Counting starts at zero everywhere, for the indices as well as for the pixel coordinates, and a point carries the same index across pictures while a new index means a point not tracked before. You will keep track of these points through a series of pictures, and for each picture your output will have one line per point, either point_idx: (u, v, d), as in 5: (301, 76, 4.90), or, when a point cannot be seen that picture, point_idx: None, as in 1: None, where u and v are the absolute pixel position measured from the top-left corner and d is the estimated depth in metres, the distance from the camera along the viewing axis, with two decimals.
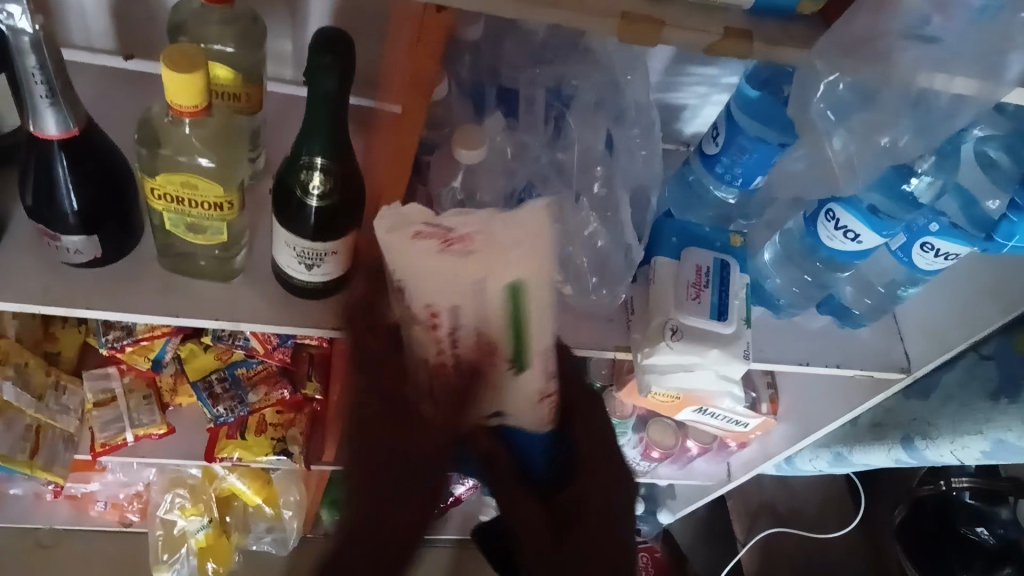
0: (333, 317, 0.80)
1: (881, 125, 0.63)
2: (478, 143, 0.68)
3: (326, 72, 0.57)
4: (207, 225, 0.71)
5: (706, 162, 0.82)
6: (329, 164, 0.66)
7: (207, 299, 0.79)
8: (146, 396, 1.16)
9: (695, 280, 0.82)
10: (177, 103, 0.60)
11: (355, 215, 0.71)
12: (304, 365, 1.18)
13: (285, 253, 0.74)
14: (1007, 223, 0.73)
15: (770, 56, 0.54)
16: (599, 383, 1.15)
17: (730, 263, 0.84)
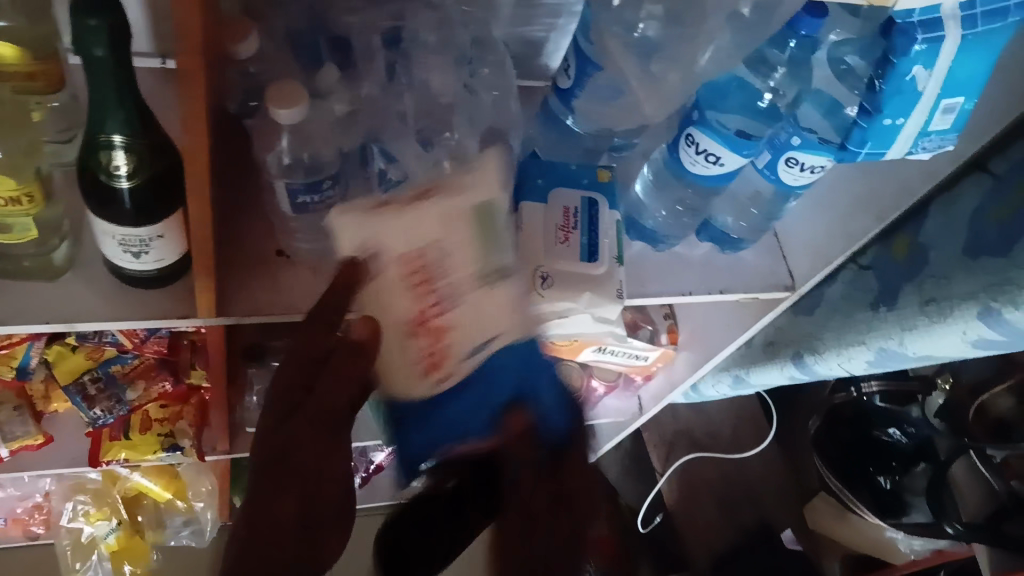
0: (178, 305, 0.74)
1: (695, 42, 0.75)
2: (296, 101, 0.62)
3: (94, 38, 0.50)
4: (12, 223, 0.64)
5: (561, 97, 0.77)
6: (130, 141, 0.60)
7: (35, 301, 0.72)
8: (16, 407, 1.09)
9: (564, 223, 0.78)
10: None
11: (177, 192, 0.65)
12: (186, 355, 1.11)
13: (108, 243, 0.67)
14: (859, 130, 0.68)
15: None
16: None
17: (598, 201, 0.80)
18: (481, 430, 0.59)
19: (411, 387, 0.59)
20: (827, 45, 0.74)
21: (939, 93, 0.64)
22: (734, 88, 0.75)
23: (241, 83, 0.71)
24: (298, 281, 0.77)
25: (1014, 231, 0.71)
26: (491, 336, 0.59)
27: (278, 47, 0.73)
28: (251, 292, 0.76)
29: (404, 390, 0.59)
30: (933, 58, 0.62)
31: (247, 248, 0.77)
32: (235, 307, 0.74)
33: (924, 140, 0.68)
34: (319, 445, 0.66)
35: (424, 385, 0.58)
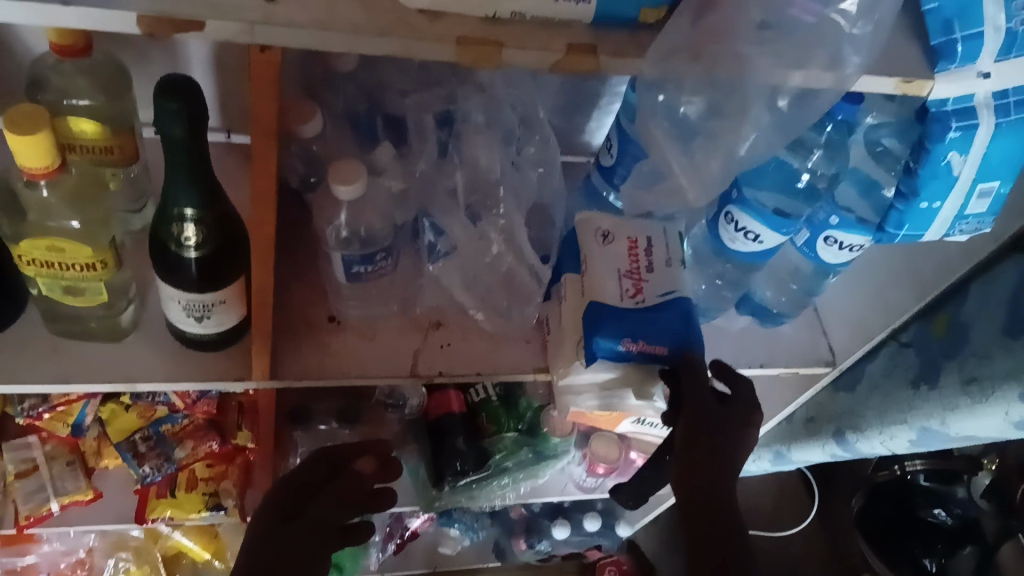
0: (235, 368, 0.77)
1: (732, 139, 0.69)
2: (355, 178, 0.65)
3: (172, 121, 0.54)
4: (84, 287, 0.68)
5: (604, 175, 0.82)
6: (200, 214, 0.64)
7: (97, 362, 0.76)
8: (70, 462, 1.14)
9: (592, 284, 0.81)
10: (26, 165, 0.58)
11: (238, 263, 0.69)
12: (233, 415, 1.16)
13: (172, 307, 0.71)
14: (896, 212, 0.70)
15: (634, 69, 0.51)
16: (537, 402, 1.18)
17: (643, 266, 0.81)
18: (658, 338, 0.74)
19: (622, 298, 0.75)
20: (864, 127, 0.76)
21: (975, 177, 0.66)
22: (773, 170, 0.77)
23: (301, 158, 0.75)
24: (347, 346, 0.80)
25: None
26: (671, 292, 0.76)
27: (338, 127, 0.77)
28: (300, 355, 0.79)
29: (614, 303, 0.75)
30: (967, 145, 0.64)
31: (300, 314, 0.81)
32: (287, 370, 0.78)
33: (962, 223, 0.70)
34: (312, 545, 0.80)
35: (629, 298, 0.75)
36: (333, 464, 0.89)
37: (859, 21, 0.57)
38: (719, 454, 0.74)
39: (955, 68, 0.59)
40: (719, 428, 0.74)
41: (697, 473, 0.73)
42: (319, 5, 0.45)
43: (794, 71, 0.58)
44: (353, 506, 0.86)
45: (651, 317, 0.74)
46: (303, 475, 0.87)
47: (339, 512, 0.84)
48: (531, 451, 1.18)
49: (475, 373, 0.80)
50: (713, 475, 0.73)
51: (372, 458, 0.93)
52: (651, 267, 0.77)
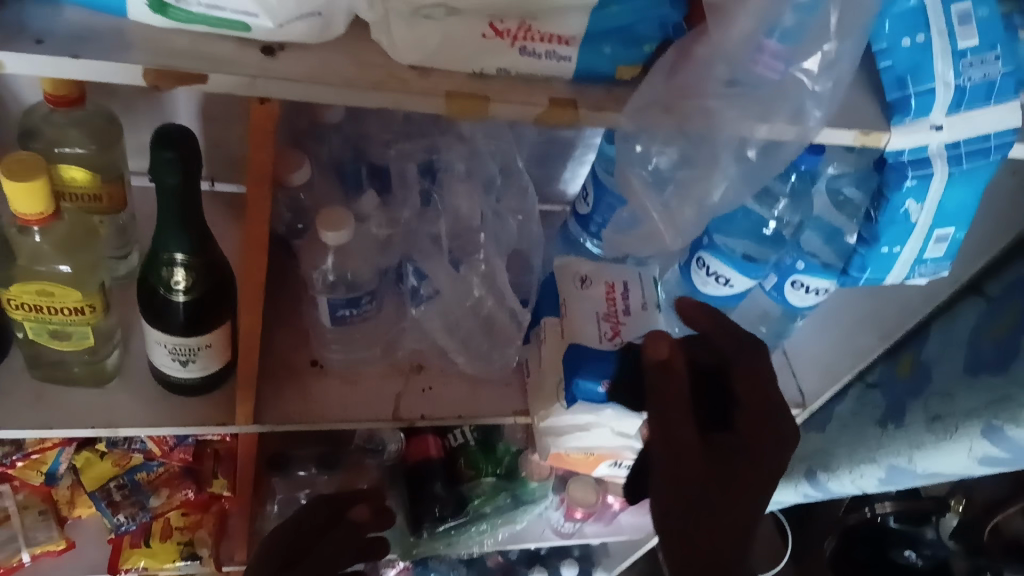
0: (218, 412, 0.78)
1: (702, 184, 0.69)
2: (342, 224, 0.68)
3: (167, 168, 0.56)
4: (71, 331, 0.69)
5: (580, 223, 0.85)
6: (190, 258, 0.65)
7: (80, 408, 0.76)
8: (42, 512, 1.12)
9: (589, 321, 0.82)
10: (20, 212, 0.59)
11: (224, 308, 0.70)
12: (209, 463, 1.13)
13: (158, 351, 0.72)
14: (859, 257, 0.74)
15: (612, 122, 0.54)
16: (515, 447, 1.18)
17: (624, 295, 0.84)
18: None
19: (601, 341, 0.78)
20: (826, 177, 0.79)
21: (932, 223, 0.70)
22: (742, 218, 0.80)
23: (286, 206, 0.76)
24: (330, 389, 0.81)
25: (1009, 349, 0.76)
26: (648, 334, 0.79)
27: (323, 176, 0.79)
28: (280, 400, 0.79)
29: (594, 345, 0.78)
30: (923, 193, 0.68)
31: (283, 358, 0.82)
32: (271, 414, 0.78)
33: (921, 266, 0.74)
34: None
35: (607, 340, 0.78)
36: (331, 509, 0.90)
37: (821, 79, 0.60)
38: (730, 476, 0.60)
39: (908, 121, 0.63)
40: (733, 446, 0.62)
41: (691, 486, 0.60)
42: (316, 60, 0.47)
43: (761, 124, 0.61)
44: (349, 558, 0.86)
45: None
46: (299, 520, 0.87)
47: (339, 563, 0.85)
48: (509, 497, 1.18)
49: (456, 416, 0.82)
50: (714, 496, 0.60)
51: (368, 504, 0.92)
52: (629, 311, 0.81)
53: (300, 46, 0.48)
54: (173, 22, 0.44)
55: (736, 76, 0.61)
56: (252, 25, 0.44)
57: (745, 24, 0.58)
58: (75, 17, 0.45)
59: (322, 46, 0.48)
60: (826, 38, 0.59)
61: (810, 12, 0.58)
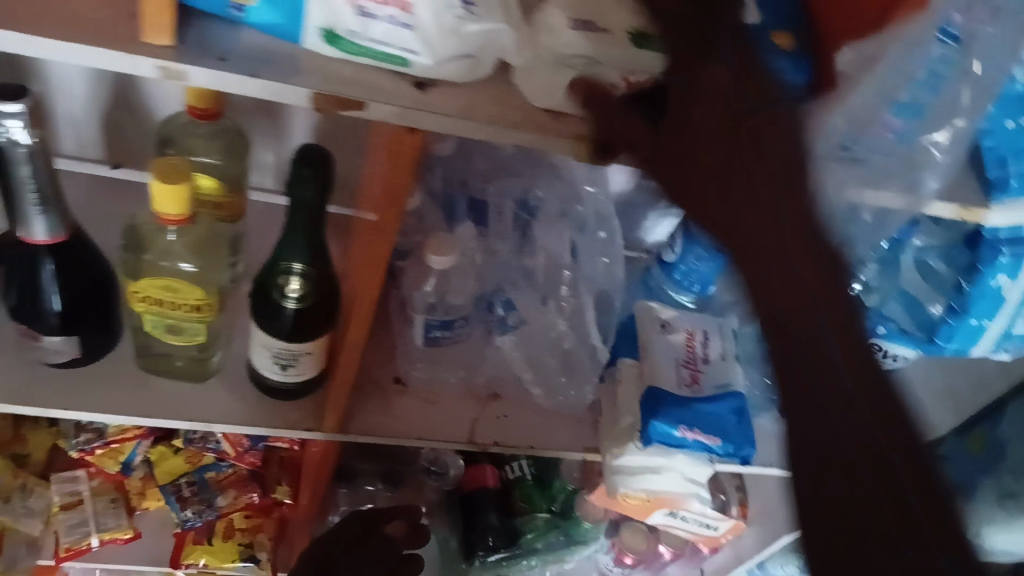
0: (305, 418, 0.82)
1: None
2: (448, 250, 0.72)
3: (303, 183, 0.61)
4: (185, 327, 0.73)
5: (665, 269, 0.88)
6: (307, 269, 0.70)
7: (180, 401, 0.80)
8: (113, 499, 1.17)
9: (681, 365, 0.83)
10: (163, 212, 0.63)
11: (328, 318, 0.74)
12: (274, 469, 1.19)
13: (261, 354, 0.77)
14: (946, 327, 0.75)
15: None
16: (571, 485, 1.20)
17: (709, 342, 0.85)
18: (714, 427, 0.78)
19: (679, 387, 0.80)
20: (911, 249, 0.78)
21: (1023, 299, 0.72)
22: None
23: None
24: (410, 407, 0.84)
25: None
26: (726, 385, 0.82)
27: None
28: (365, 412, 0.83)
29: (672, 390, 0.80)
30: (1017, 268, 0.70)
31: (369, 373, 0.85)
32: (355, 425, 0.82)
33: (1007, 342, 0.75)
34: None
35: (685, 387, 0.81)
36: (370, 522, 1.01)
37: (948, 151, 0.65)
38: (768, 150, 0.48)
39: (1009, 200, 0.64)
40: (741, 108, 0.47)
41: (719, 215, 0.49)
42: (461, 97, 0.51)
43: (868, 189, 0.63)
44: (385, 566, 0.99)
45: (705, 408, 0.79)
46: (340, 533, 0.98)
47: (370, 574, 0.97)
48: (562, 535, 1.20)
49: (527, 445, 0.84)
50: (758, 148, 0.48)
51: (404, 520, 1.06)
52: (707, 362, 0.83)
53: (448, 83, 0.52)
54: (341, 53, 0.48)
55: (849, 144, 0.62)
56: (412, 62, 0.48)
57: (864, 92, 0.60)
58: (256, 40, 0.50)
59: (468, 85, 0.52)
60: (955, 114, 0.64)
61: (930, 91, 0.62)
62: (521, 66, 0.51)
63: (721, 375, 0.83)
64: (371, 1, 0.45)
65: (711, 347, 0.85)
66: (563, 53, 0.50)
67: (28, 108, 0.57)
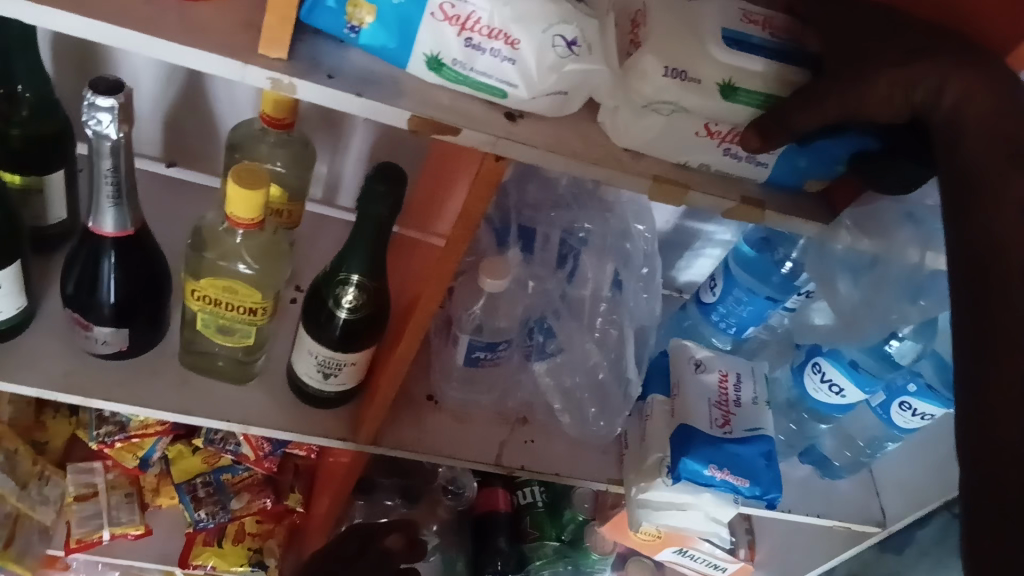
0: (340, 428, 0.83)
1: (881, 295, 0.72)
2: (503, 273, 0.74)
3: (378, 199, 0.63)
4: (237, 328, 0.75)
5: (703, 310, 0.89)
6: (365, 281, 0.72)
7: (221, 401, 0.82)
8: (128, 494, 1.17)
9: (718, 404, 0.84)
10: (236, 214, 0.65)
11: (379, 331, 0.76)
12: (289, 476, 1.21)
13: (305, 360, 0.78)
14: None
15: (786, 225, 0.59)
16: (581, 515, 1.20)
17: (744, 380, 0.87)
18: (744, 469, 0.79)
19: (712, 428, 0.82)
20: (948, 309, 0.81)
21: None
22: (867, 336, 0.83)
23: None
24: (444, 424, 0.85)
25: None
26: (756, 429, 0.83)
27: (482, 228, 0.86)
28: (400, 426, 0.84)
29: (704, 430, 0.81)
30: None
31: (405, 388, 0.87)
32: (391, 438, 0.83)
33: None
34: None
35: (717, 428, 0.82)
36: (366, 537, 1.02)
37: None
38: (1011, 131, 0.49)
39: None
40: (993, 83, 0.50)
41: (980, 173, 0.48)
42: (548, 130, 0.54)
43: None
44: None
45: (735, 449, 0.80)
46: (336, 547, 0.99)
47: None
48: (569, 565, 1.19)
49: (554, 473, 0.87)
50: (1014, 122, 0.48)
51: (402, 534, 1.05)
52: (738, 404, 0.85)
53: (536, 116, 0.54)
54: (443, 80, 0.51)
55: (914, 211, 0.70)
56: (508, 94, 0.51)
57: None
58: (359, 61, 0.52)
59: (555, 120, 0.55)
60: None
61: None
62: (608, 105, 0.54)
63: (751, 417, 0.84)
64: (480, 34, 0.48)
65: (741, 390, 0.86)
66: (649, 98, 0.52)
67: (120, 103, 0.60)
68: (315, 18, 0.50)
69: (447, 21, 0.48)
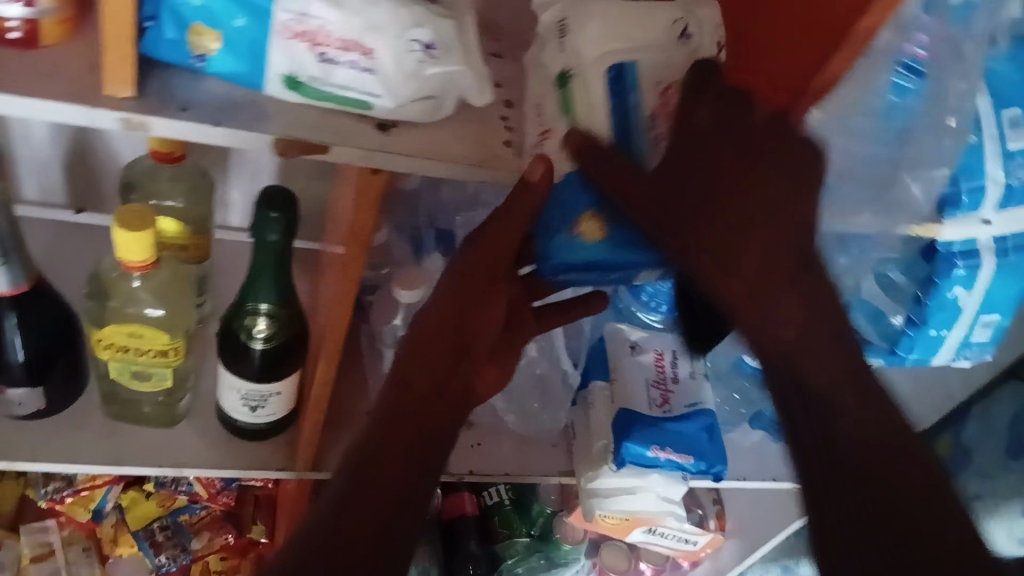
0: (278, 458, 0.82)
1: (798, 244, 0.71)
2: (417, 283, 0.74)
3: (270, 226, 0.61)
4: (152, 372, 0.73)
5: (632, 292, 0.88)
6: (274, 308, 0.70)
7: (151, 446, 0.80)
8: (86, 548, 1.15)
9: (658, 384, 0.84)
10: (127, 259, 0.63)
11: (297, 356, 0.74)
12: (249, 508, 1.18)
13: (230, 396, 0.76)
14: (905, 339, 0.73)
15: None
16: (549, 508, 1.18)
17: (681, 355, 0.86)
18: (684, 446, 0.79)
19: (652, 408, 0.81)
20: None
21: (980, 311, 0.70)
22: None
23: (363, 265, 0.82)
24: None
25: None
26: (695, 404, 0.83)
27: (400, 239, 0.83)
28: (339, 447, 0.82)
29: (644, 412, 0.81)
30: (973, 281, 0.67)
31: (343, 408, 0.83)
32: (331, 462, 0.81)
33: (966, 350, 0.74)
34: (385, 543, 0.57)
35: (656, 408, 0.82)
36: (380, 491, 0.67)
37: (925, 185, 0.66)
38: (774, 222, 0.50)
39: (960, 215, 0.66)
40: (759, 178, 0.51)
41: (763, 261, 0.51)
42: (425, 137, 0.52)
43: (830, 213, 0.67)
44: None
45: (676, 427, 0.80)
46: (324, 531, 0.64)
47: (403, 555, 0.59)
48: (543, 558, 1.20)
49: (503, 473, 0.84)
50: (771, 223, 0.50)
51: None
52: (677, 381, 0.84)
53: (411, 123, 0.52)
54: (304, 98, 0.49)
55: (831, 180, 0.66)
56: (374, 104, 0.49)
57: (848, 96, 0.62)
58: (216, 89, 0.50)
59: (432, 125, 0.53)
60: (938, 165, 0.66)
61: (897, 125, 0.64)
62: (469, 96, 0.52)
63: (688, 391, 0.84)
64: (333, 48, 0.46)
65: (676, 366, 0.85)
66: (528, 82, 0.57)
67: None
68: (160, 52, 0.48)
69: (296, 38, 0.46)
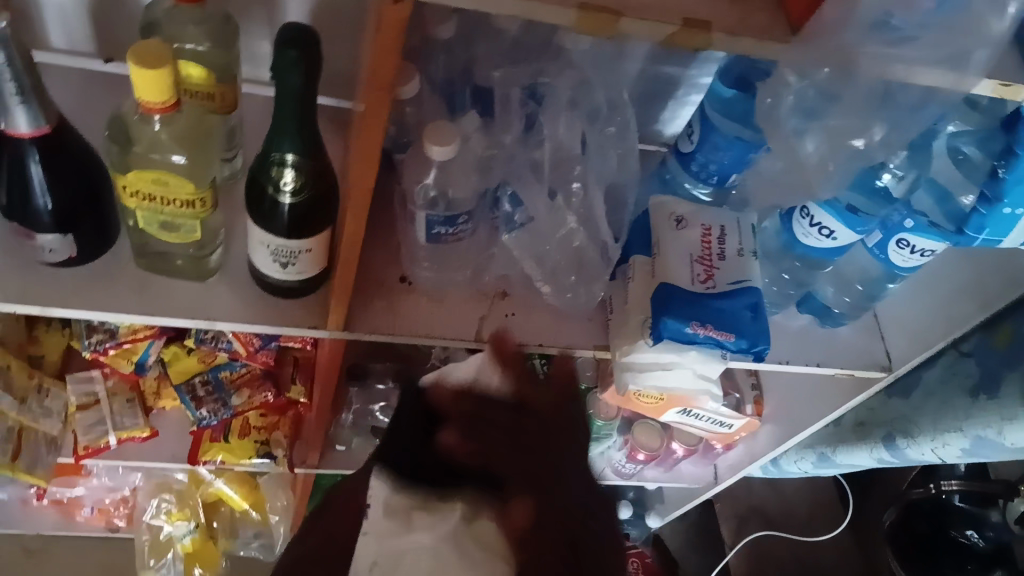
0: (310, 316, 0.80)
1: (859, 116, 0.69)
2: (449, 140, 0.69)
3: (289, 67, 0.57)
4: (179, 224, 0.71)
5: (682, 162, 0.82)
6: (300, 160, 0.67)
7: (181, 299, 0.79)
8: (130, 399, 1.17)
9: (704, 255, 0.80)
10: (146, 100, 0.60)
11: (327, 214, 0.71)
12: (289, 368, 1.19)
13: (260, 252, 0.74)
14: (976, 216, 0.70)
15: (755, 51, 0.53)
16: (584, 384, 1.13)
17: (731, 228, 0.82)
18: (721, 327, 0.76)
19: (693, 284, 0.77)
20: (944, 135, 0.74)
21: None
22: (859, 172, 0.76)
23: (394, 121, 0.78)
24: (417, 307, 0.80)
25: (1014, 356, 0.85)
26: (741, 282, 0.78)
27: (433, 95, 0.79)
28: (371, 311, 0.79)
29: (685, 286, 0.77)
30: None
31: (372, 272, 0.81)
32: (360, 323, 0.79)
33: None
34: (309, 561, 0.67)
35: (701, 284, 0.78)
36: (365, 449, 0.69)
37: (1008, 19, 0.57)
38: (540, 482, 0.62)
39: None
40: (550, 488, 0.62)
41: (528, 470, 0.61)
42: None
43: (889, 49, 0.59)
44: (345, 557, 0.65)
45: (718, 304, 0.77)
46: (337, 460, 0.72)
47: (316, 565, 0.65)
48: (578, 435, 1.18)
49: (537, 344, 0.81)
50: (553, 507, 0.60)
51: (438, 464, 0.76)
52: (724, 257, 0.80)
53: None
54: None
55: (893, 19, 0.59)
56: None
57: None
58: None
59: None
60: None
61: None
62: None
63: (735, 269, 0.80)
64: None
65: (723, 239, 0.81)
66: None
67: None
68: None
69: None
